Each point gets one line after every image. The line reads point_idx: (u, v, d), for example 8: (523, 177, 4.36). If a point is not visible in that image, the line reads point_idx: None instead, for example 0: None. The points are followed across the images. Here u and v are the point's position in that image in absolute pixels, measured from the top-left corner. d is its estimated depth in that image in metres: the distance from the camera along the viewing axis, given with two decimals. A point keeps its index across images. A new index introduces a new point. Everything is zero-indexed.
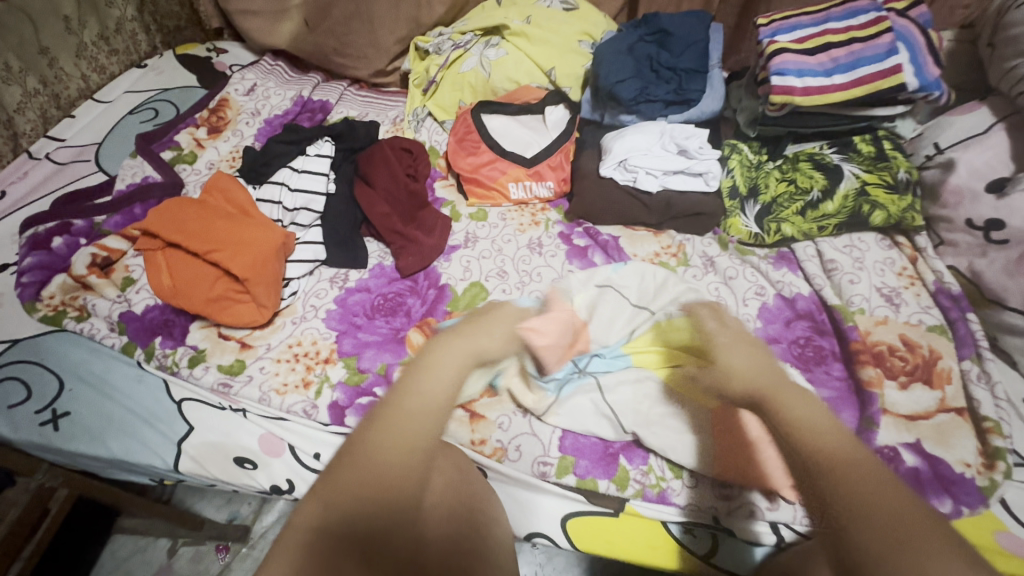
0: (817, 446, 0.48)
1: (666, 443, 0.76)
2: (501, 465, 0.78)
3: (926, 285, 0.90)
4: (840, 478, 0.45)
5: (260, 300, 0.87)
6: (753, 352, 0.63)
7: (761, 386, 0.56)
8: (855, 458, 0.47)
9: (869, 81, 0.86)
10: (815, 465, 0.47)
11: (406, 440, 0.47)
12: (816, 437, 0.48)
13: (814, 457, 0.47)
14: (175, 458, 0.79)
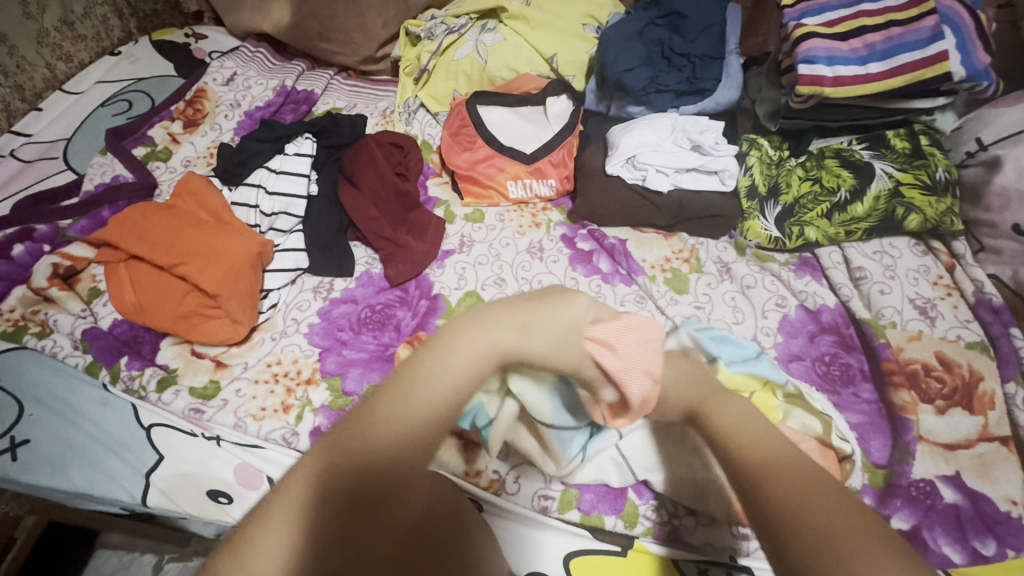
0: (744, 448, 0.46)
1: (679, 481, 0.69)
2: (499, 498, 0.71)
3: (964, 296, 0.82)
4: (778, 500, 0.40)
5: (235, 316, 0.80)
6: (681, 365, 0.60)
7: (694, 395, 0.55)
8: (801, 468, 0.43)
9: (909, 70, 0.77)
10: (752, 470, 0.44)
11: (404, 433, 0.44)
12: (741, 440, 0.47)
13: (742, 463, 0.45)
14: (144, 492, 0.72)
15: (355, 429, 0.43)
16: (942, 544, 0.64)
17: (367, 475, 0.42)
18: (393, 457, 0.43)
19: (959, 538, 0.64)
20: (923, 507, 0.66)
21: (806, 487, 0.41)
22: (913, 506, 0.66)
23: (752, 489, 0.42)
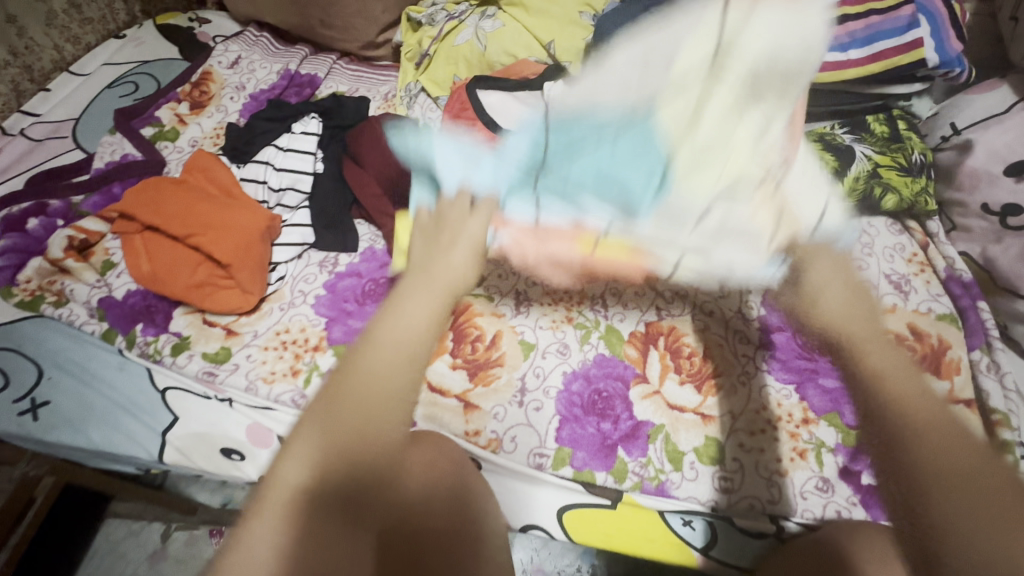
0: (899, 400, 0.47)
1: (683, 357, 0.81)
2: (496, 456, 0.76)
3: (936, 272, 0.87)
4: (919, 431, 0.45)
5: (245, 285, 0.84)
6: (854, 294, 0.56)
7: (852, 334, 0.52)
8: (924, 418, 0.45)
9: (888, 56, 0.82)
10: (894, 435, 0.46)
11: (396, 364, 0.45)
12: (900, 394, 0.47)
13: (899, 428, 0.45)
14: (160, 449, 0.76)
15: (357, 373, 0.44)
16: None
17: (357, 462, 0.42)
18: (394, 410, 0.44)
19: None
20: None
21: (952, 438, 0.44)
22: None
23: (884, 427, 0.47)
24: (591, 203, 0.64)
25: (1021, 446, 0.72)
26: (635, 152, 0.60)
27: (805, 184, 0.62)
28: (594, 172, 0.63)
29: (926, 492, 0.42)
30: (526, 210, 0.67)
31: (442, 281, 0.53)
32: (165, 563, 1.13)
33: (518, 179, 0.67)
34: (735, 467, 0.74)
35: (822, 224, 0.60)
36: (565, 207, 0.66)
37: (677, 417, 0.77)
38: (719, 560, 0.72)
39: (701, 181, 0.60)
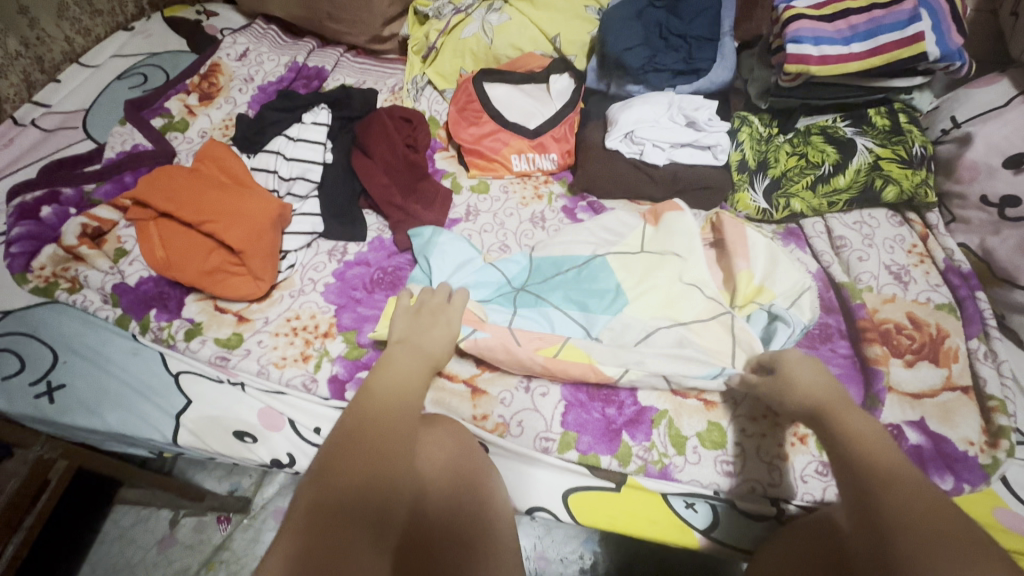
0: (864, 454, 0.53)
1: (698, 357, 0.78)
2: (503, 439, 0.77)
3: (935, 263, 0.88)
4: (882, 484, 0.49)
5: (257, 273, 0.85)
6: (815, 367, 0.65)
7: (821, 399, 0.60)
8: (881, 471, 0.51)
9: (888, 50, 0.83)
10: (864, 481, 0.51)
11: (386, 411, 0.54)
12: (866, 449, 0.53)
13: (870, 472, 0.51)
14: (174, 431, 0.78)
15: (358, 421, 0.52)
16: None
17: (367, 483, 0.47)
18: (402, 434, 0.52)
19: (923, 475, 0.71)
20: None
21: (907, 486, 0.49)
22: None
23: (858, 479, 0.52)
24: (559, 305, 0.85)
25: (1017, 432, 0.74)
26: (591, 295, 0.85)
27: (785, 271, 0.86)
28: (567, 294, 0.86)
29: (893, 535, 0.46)
30: (504, 309, 0.84)
31: (423, 346, 0.67)
32: (175, 548, 1.15)
33: (504, 298, 0.86)
34: (737, 451, 0.76)
35: (797, 297, 0.84)
36: (540, 320, 0.83)
37: (679, 403, 0.79)
38: (721, 542, 0.73)
39: (644, 302, 0.84)
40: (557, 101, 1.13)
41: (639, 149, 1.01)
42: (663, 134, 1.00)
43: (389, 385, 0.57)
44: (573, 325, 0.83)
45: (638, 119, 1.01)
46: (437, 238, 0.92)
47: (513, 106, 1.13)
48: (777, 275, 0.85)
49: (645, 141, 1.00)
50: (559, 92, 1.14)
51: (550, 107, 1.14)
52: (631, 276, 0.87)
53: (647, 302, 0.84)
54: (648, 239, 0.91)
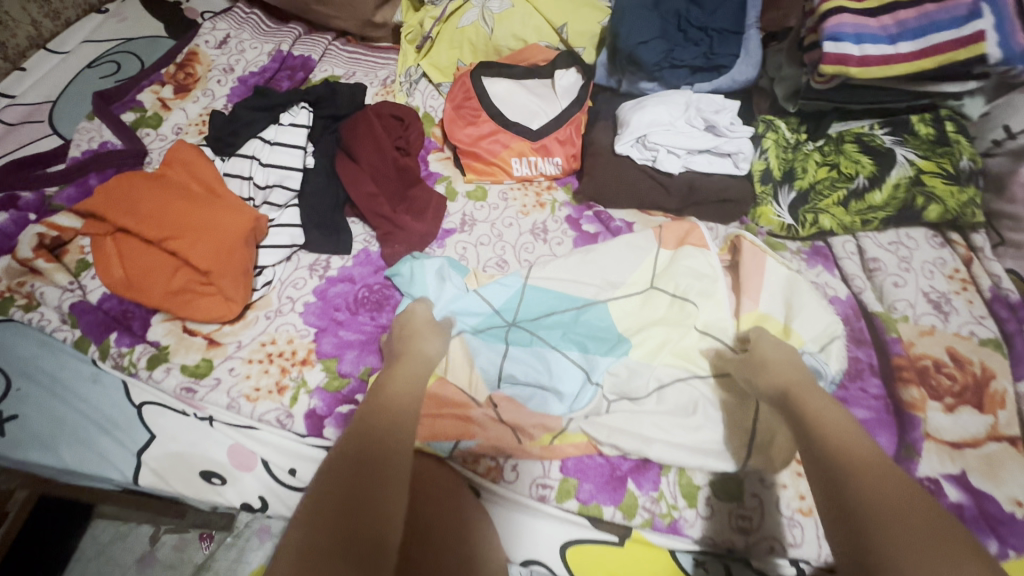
0: (833, 440, 0.54)
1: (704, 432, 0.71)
2: (496, 486, 0.70)
3: (980, 291, 0.80)
4: (854, 475, 0.49)
5: (228, 293, 0.77)
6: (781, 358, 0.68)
7: (788, 385, 0.63)
8: (855, 459, 0.51)
9: (942, 51, 0.73)
10: (830, 473, 0.51)
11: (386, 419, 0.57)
12: (827, 432, 0.55)
13: (842, 467, 0.50)
14: (135, 471, 0.71)
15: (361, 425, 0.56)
16: None
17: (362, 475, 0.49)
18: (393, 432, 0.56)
19: None
20: None
21: (879, 477, 0.48)
22: None
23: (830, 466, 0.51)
24: (557, 346, 0.77)
25: None
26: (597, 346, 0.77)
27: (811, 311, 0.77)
28: (564, 332, 0.78)
29: (870, 525, 0.45)
30: (495, 343, 0.77)
31: (425, 356, 0.70)
32: (155, 568, 1.09)
33: (495, 330, 0.79)
34: (755, 504, 0.68)
35: (827, 343, 0.75)
36: (535, 362, 0.76)
37: None
38: None
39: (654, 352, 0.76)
40: (565, 100, 1.03)
41: (651, 158, 0.92)
42: (678, 139, 0.91)
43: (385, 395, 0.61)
44: (570, 368, 0.75)
45: (650, 122, 0.91)
46: (420, 270, 0.83)
47: (513, 104, 1.03)
48: (802, 320, 0.76)
49: (658, 150, 0.91)
50: (567, 90, 1.04)
51: (557, 105, 1.03)
52: (640, 321, 0.79)
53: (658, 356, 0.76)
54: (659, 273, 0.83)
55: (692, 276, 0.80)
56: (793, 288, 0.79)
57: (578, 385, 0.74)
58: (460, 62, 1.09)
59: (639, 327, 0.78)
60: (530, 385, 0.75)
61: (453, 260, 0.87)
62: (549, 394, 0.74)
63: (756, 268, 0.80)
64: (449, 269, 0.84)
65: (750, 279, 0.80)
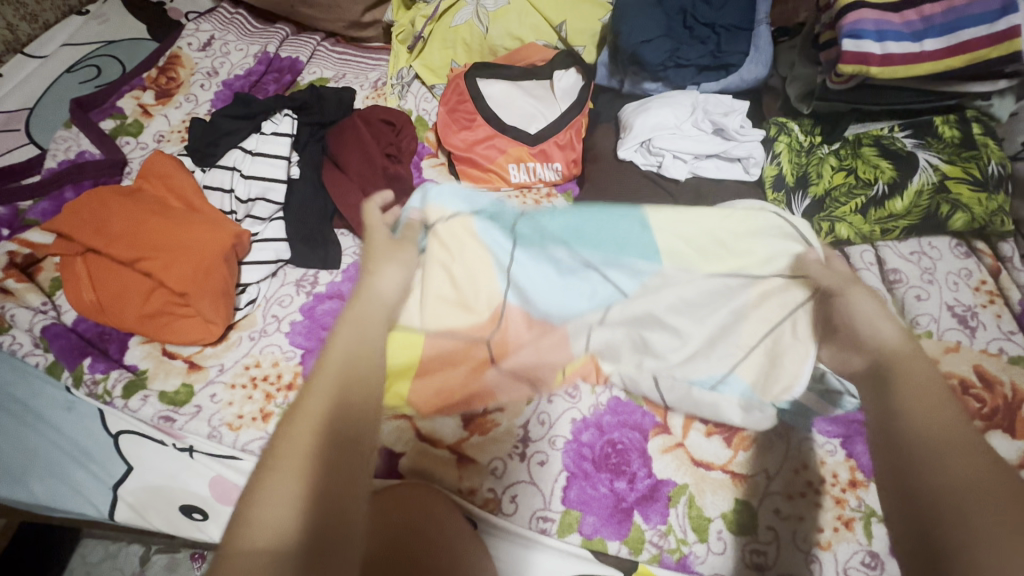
0: (927, 413, 0.49)
1: (705, 358, 0.70)
2: (494, 517, 0.65)
3: (1009, 304, 0.75)
4: (939, 456, 0.45)
5: (207, 314, 0.73)
6: (885, 332, 0.61)
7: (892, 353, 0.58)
8: (948, 436, 0.47)
9: (971, 49, 0.68)
10: (913, 454, 0.47)
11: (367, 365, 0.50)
12: (927, 407, 0.49)
13: (925, 447, 0.47)
14: (111, 507, 0.67)
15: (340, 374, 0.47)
16: None
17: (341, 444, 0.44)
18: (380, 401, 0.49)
19: None
20: None
21: (966, 457, 0.45)
22: None
23: (913, 452, 0.47)
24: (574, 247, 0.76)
25: None
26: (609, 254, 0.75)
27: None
28: (581, 236, 0.76)
29: (952, 516, 0.42)
30: (504, 237, 0.75)
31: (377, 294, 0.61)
32: None
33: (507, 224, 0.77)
34: (770, 538, 0.63)
35: None
36: (548, 263, 0.74)
37: (702, 477, 0.67)
38: None
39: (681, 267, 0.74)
40: (566, 101, 0.98)
41: (654, 165, 0.88)
42: (683, 144, 0.86)
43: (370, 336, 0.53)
44: (585, 272, 0.74)
45: (654, 125, 0.87)
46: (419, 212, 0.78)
47: (510, 107, 0.98)
48: None
49: (662, 157, 0.87)
50: (567, 91, 0.99)
51: (559, 106, 0.98)
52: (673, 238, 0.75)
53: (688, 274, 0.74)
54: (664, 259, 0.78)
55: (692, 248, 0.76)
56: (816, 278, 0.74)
57: (596, 286, 0.73)
58: (453, 63, 1.04)
59: (683, 246, 0.75)
60: (540, 282, 0.73)
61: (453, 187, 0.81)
62: (560, 291, 0.73)
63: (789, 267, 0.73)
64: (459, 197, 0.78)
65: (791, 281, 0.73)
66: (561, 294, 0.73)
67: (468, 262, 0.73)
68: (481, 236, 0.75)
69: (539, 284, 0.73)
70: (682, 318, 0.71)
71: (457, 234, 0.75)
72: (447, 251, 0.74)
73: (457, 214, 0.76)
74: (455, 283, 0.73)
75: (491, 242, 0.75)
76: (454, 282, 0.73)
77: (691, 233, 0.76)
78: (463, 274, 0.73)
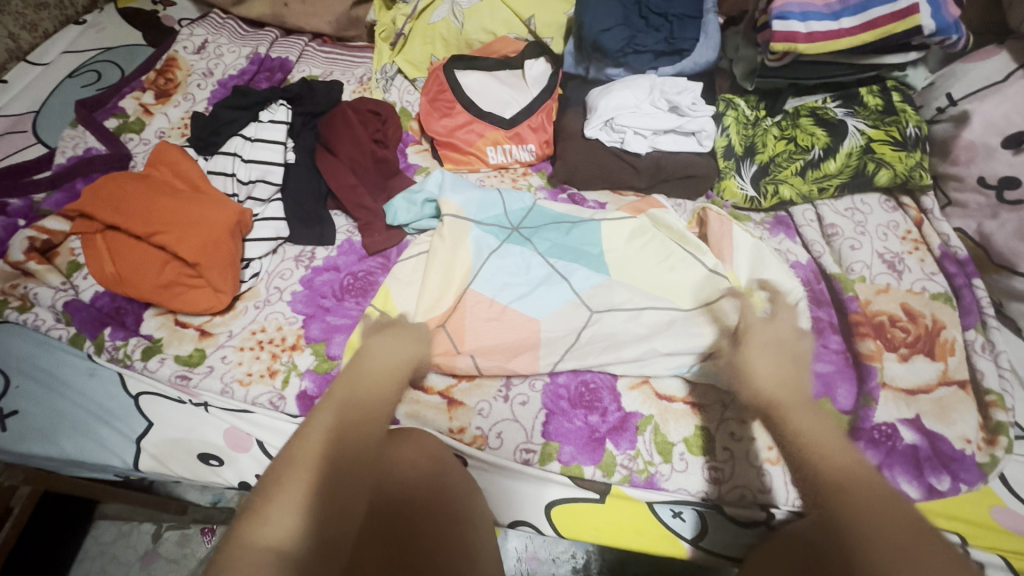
0: (818, 450, 0.50)
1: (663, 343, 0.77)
2: (481, 453, 0.73)
3: (931, 249, 0.85)
4: (840, 491, 0.46)
5: (217, 284, 0.80)
6: (779, 365, 0.63)
7: (774, 399, 0.58)
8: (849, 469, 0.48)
9: (881, 25, 0.78)
10: (822, 486, 0.47)
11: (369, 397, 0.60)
12: (817, 444, 0.51)
13: (826, 480, 0.47)
14: (135, 457, 0.75)
15: (338, 404, 0.57)
16: (901, 481, 0.68)
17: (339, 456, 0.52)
18: (365, 420, 0.57)
19: (916, 474, 0.68)
20: (883, 449, 0.70)
21: (863, 489, 0.46)
22: (874, 448, 0.70)
23: (830, 500, 0.46)
24: (543, 252, 0.86)
25: (1016, 428, 0.71)
26: (574, 260, 0.85)
27: (776, 281, 0.80)
28: (555, 243, 0.87)
29: (862, 549, 0.43)
30: (492, 239, 0.87)
31: (399, 358, 0.69)
32: (158, 563, 1.07)
33: (498, 230, 0.88)
34: (726, 456, 0.72)
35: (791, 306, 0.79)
36: (519, 266, 0.85)
37: (665, 407, 0.75)
38: (710, 551, 0.71)
39: (632, 279, 0.82)
40: (537, 88, 1.07)
41: (617, 141, 0.97)
42: (641, 120, 0.95)
43: (368, 374, 0.63)
44: (550, 273, 0.84)
45: (617, 105, 0.96)
46: (418, 206, 0.91)
47: (486, 94, 1.08)
48: (763, 281, 0.81)
49: (624, 134, 0.96)
50: (538, 79, 1.08)
51: (532, 92, 1.07)
52: (622, 257, 0.85)
53: (633, 280, 0.82)
54: (630, 237, 0.87)
55: (647, 247, 0.86)
56: (756, 258, 0.84)
57: (556, 286, 0.82)
58: (433, 57, 1.13)
59: (631, 262, 0.84)
60: (511, 283, 0.83)
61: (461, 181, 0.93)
62: (524, 290, 0.82)
63: (724, 236, 0.86)
64: (476, 198, 0.90)
65: (723, 248, 0.85)
66: (525, 295, 0.82)
67: (456, 254, 0.84)
68: (472, 239, 0.86)
69: (509, 283, 0.83)
70: (640, 330, 0.78)
71: (456, 235, 0.86)
72: (443, 244, 0.85)
73: (462, 210, 0.88)
74: (442, 274, 0.83)
75: (480, 241, 0.86)
76: (440, 277, 0.83)
77: (640, 250, 0.85)
78: (447, 265, 0.84)
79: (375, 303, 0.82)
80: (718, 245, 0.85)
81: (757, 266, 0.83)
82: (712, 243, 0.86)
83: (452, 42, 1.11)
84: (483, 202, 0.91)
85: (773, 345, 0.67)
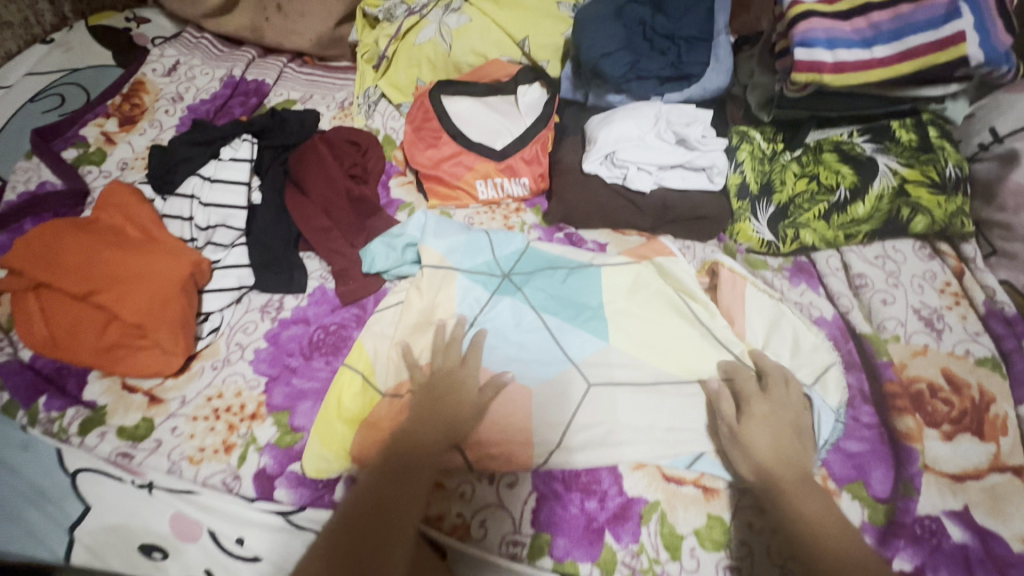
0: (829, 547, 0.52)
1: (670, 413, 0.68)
2: (464, 545, 0.63)
3: (974, 305, 0.75)
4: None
5: (166, 345, 0.72)
6: (775, 435, 0.62)
7: (778, 476, 0.59)
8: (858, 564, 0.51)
9: (919, 54, 0.70)
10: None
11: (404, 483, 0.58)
12: (826, 538, 0.53)
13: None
14: (66, 548, 0.65)
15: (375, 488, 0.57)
16: None
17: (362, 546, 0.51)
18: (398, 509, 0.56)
19: None
20: (927, 547, 0.59)
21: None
22: (915, 546, 0.60)
23: None
24: (537, 306, 0.76)
25: None
26: (575, 317, 0.76)
27: (793, 353, 0.71)
28: (549, 293, 0.78)
29: None
30: (481, 291, 0.77)
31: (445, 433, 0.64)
32: None
33: (487, 279, 0.79)
34: (743, 553, 0.62)
35: (820, 373, 0.69)
36: (510, 324, 0.75)
37: (672, 493, 0.65)
38: None
39: (634, 344, 0.73)
40: (530, 116, 0.98)
41: (619, 177, 0.87)
42: (642, 156, 0.86)
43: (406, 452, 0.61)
44: (541, 334, 0.74)
45: (620, 138, 0.87)
46: (395, 252, 0.82)
47: (474, 122, 0.98)
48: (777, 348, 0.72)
49: (625, 171, 0.87)
50: (531, 104, 0.98)
51: (527, 120, 0.98)
52: (624, 315, 0.76)
53: (636, 349, 0.73)
54: (630, 292, 0.78)
55: (650, 302, 0.76)
56: (771, 324, 0.74)
57: (547, 351, 0.73)
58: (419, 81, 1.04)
59: (634, 329, 0.74)
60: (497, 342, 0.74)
61: (444, 224, 0.83)
62: (515, 348, 0.73)
63: (734, 294, 0.76)
64: (461, 244, 0.81)
65: (734, 311, 0.75)
66: (518, 358, 0.72)
67: (439, 305, 0.76)
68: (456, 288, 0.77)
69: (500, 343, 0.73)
70: (642, 406, 0.68)
71: (439, 288, 0.77)
72: (420, 296, 0.77)
73: (445, 259, 0.79)
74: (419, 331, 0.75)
75: (466, 293, 0.77)
76: (418, 335, 0.74)
77: (642, 312, 0.76)
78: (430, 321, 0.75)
79: (348, 361, 0.73)
80: (729, 304, 0.76)
81: (775, 333, 0.73)
82: (724, 301, 0.77)
83: (440, 65, 1.03)
84: (470, 246, 0.81)
85: (770, 416, 0.63)
